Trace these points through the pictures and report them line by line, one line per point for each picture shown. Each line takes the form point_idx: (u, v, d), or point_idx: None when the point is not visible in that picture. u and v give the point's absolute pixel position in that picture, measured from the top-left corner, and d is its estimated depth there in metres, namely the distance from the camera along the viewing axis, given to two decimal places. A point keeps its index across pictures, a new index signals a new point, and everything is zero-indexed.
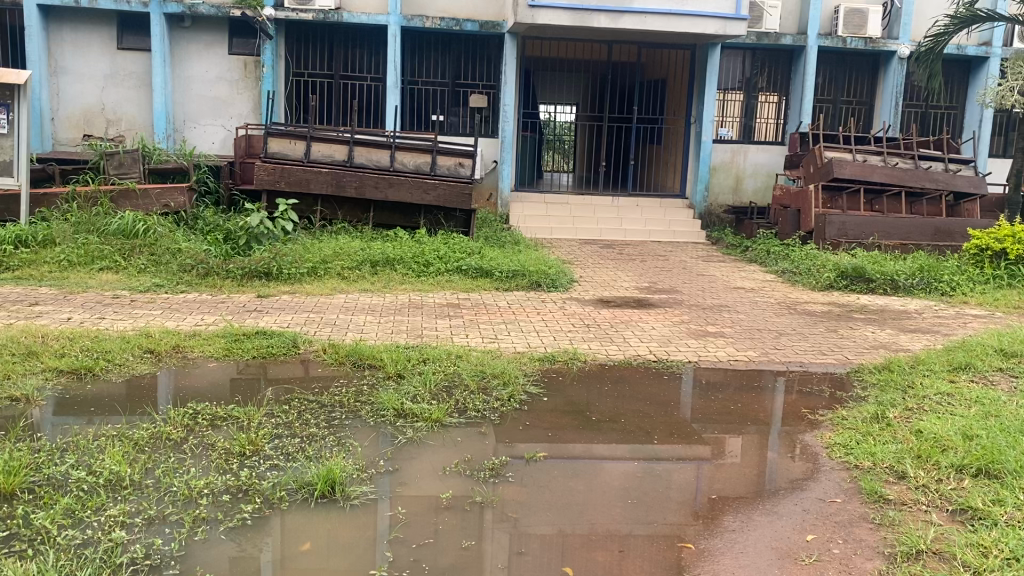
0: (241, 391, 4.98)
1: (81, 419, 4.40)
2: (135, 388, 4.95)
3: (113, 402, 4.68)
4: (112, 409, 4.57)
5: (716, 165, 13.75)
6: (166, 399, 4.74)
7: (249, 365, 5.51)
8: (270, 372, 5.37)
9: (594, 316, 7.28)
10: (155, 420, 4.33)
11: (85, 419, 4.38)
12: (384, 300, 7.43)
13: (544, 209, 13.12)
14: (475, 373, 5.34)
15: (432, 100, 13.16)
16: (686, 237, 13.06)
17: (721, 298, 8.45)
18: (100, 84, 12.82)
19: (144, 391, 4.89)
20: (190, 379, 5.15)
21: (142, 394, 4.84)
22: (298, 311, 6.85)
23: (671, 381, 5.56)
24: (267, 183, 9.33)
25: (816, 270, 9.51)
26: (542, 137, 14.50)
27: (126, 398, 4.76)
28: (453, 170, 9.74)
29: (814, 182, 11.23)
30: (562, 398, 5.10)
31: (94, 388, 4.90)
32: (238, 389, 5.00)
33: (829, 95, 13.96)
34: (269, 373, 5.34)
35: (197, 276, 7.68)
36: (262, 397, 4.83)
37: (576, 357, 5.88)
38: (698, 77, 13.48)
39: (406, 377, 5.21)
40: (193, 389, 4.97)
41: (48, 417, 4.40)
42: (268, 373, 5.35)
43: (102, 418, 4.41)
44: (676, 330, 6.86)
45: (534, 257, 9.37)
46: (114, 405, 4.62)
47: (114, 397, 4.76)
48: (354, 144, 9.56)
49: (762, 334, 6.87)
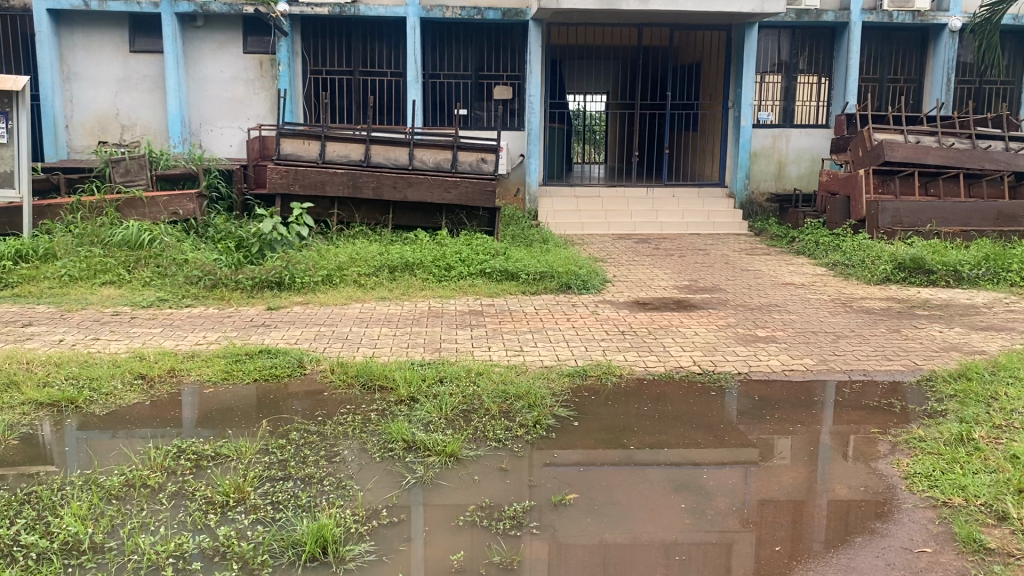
0: (237, 420, 4.47)
1: (60, 459, 3.96)
2: (123, 421, 4.47)
3: (97, 438, 4.22)
4: (90, 448, 4.08)
5: (757, 151, 13.02)
6: (188, 419, 4.50)
7: (250, 390, 4.98)
8: (271, 396, 4.86)
9: (630, 321, 6.66)
10: (136, 461, 3.83)
11: (108, 434, 4.28)
12: (402, 309, 6.89)
13: (575, 204, 12.50)
14: (497, 394, 4.78)
15: (455, 94, 12.61)
16: (726, 229, 12.35)
17: (768, 296, 7.78)
18: (114, 89, 12.46)
19: (131, 424, 4.41)
20: (182, 409, 4.65)
21: (126, 429, 4.36)
22: (308, 324, 6.33)
23: (717, 398, 4.94)
24: (281, 186, 8.85)
25: (869, 262, 8.81)
26: (572, 128, 13.87)
27: (111, 434, 4.29)
28: (476, 166, 9.16)
29: (864, 166, 10.48)
30: (596, 422, 4.50)
31: (77, 423, 4.42)
32: (232, 419, 4.49)
33: (874, 74, 13.14)
34: (270, 398, 4.83)
35: (204, 289, 7.21)
36: (257, 430, 4.29)
37: (611, 372, 5.28)
38: (734, 59, 12.77)
39: (419, 401, 4.66)
40: (190, 417, 4.52)
41: (72, 433, 4.31)
42: (268, 397, 4.84)
43: (77, 460, 3.93)
44: (721, 335, 6.23)
45: (564, 256, 8.78)
46: (94, 444, 4.14)
47: (139, 414, 4.58)
48: (370, 142, 9.03)
49: (817, 338, 6.21)
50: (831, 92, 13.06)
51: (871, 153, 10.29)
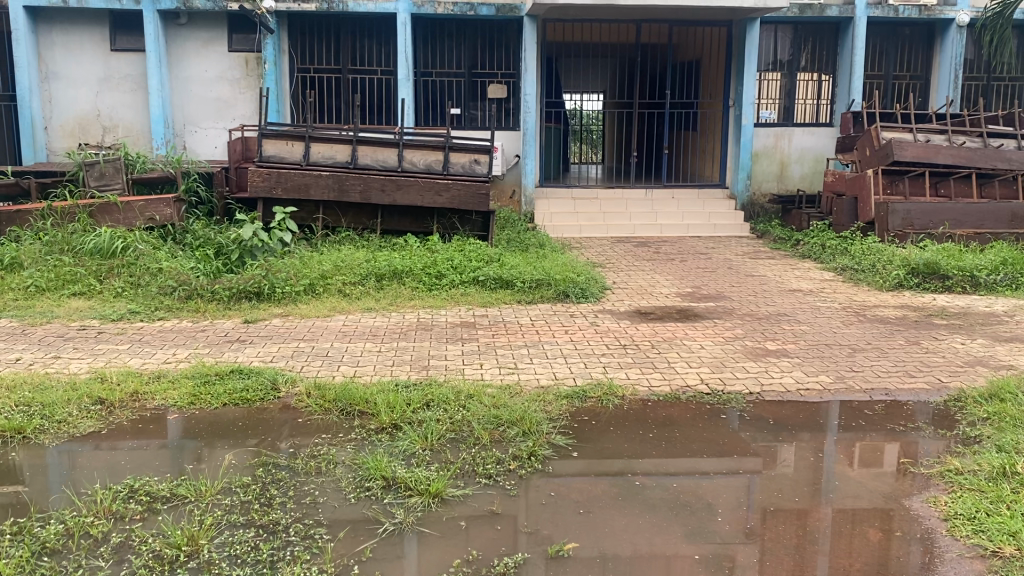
0: (199, 453, 4.04)
1: (42, 472, 3.83)
2: (74, 454, 4.04)
3: (66, 463, 3.94)
4: (52, 477, 3.77)
5: (759, 151, 12.61)
6: (174, 431, 4.34)
7: (217, 416, 4.55)
8: (239, 423, 4.43)
9: (632, 333, 6.25)
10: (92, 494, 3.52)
11: (92, 445, 4.15)
12: (389, 321, 6.48)
13: (572, 206, 12.07)
14: (488, 421, 4.35)
15: (448, 92, 12.19)
16: (727, 231, 11.94)
17: (776, 304, 7.37)
18: (94, 89, 12.02)
19: (84, 458, 3.98)
20: (140, 440, 4.22)
21: (78, 463, 3.93)
22: (286, 339, 5.90)
23: (729, 423, 4.52)
24: (262, 189, 8.43)
25: (881, 267, 8.40)
26: (568, 128, 13.45)
27: (77, 460, 3.98)
28: (469, 168, 8.72)
29: (872, 166, 10.07)
30: (597, 453, 4.06)
31: (36, 449, 4.09)
32: (192, 452, 4.06)
33: (879, 71, 12.74)
34: (238, 426, 4.39)
35: (178, 300, 6.79)
36: (221, 463, 3.89)
37: (612, 393, 4.86)
38: (735, 56, 12.36)
39: (402, 429, 4.24)
40: (177, 428, 4.38)
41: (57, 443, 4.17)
42: (245, 420, 4.48)
43: (35, 491, 3.62)
44: (730, 349, 5.81)
45: (561, 261, 8.36)
46: (57, 472, 3.83)
47: (118, 429, 4.37)
48: (357, 143, 8.61)
49: (832, 351, 5.80)
50: (834, 90, 12.66)
51: (879, 152, 9.89)
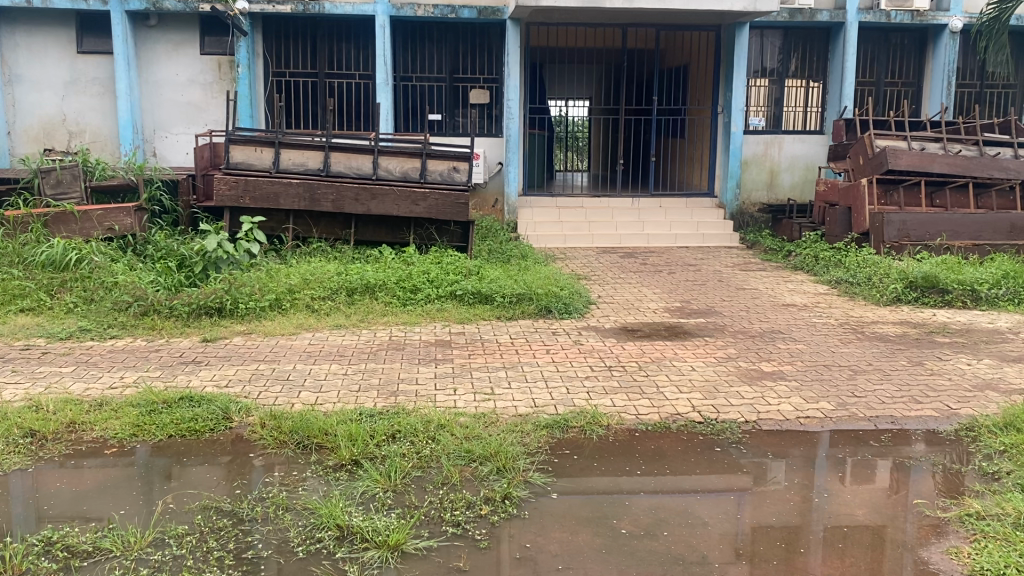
0: (146, 486, 3.71)
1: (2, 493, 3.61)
2: (25, 483, 3.73)
3: (31, 484, 3.72)
4: (15, 496, 3.57)
5: (748, 159, 12.26)
6: (141, 452, 4.10)
7: (159, 451, 4.10)
8: (182, 459, 3.98)
9: (617, 352, 5.85)
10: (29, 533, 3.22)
11: (59, 464, 3.93)
12: (358, 340, 6.06)
13: (557, 215, 11.70)
14: (459, 458, 3.94)
15: (428, 98, 11.80)
16: (716, 241, 11.59)
17: (770, 321, 6.98)
18: (60, 92, 11.55)
19: (36, 487, 3.68)
20: (70, 479, 3.76)
21: (21, 494, 3.59)
22: (245, 361, 5.48)
23: (723, 456, 4.13)
24: (229, 198, 8.00)
25: (877, 280, 8.06)
26: (553, 135, 13.07)
27: (42, 479, 3.77)
28: (447, 176, 8.31)
29: (865, 175, 9.75)
30: (578, 495, 3.64)
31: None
32: (152, 478, 3.80)
33: (870, 77, 12.43)
34: (181, 463, 3.95)
35: (134, 316, 6.36)
36: (169, 498, 3.56)
37: (596, 422, 4.46)
38: (724, 61, 12.04)
39: (362, 467, 3.82)
40: (144, 448, 4.14)
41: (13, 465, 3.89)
42: (198, 449, 4.11)
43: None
44: (722, 372, 5.42)
45: (543, 274, 7.95)
46: (21, 491, 3.63)
47: (60, 458, 4.01)
48: (329, 150, 8.19)
49: (832, 373, 5.42)
50: (825, 96, 12.36)
51: (873, 160, 9.55)
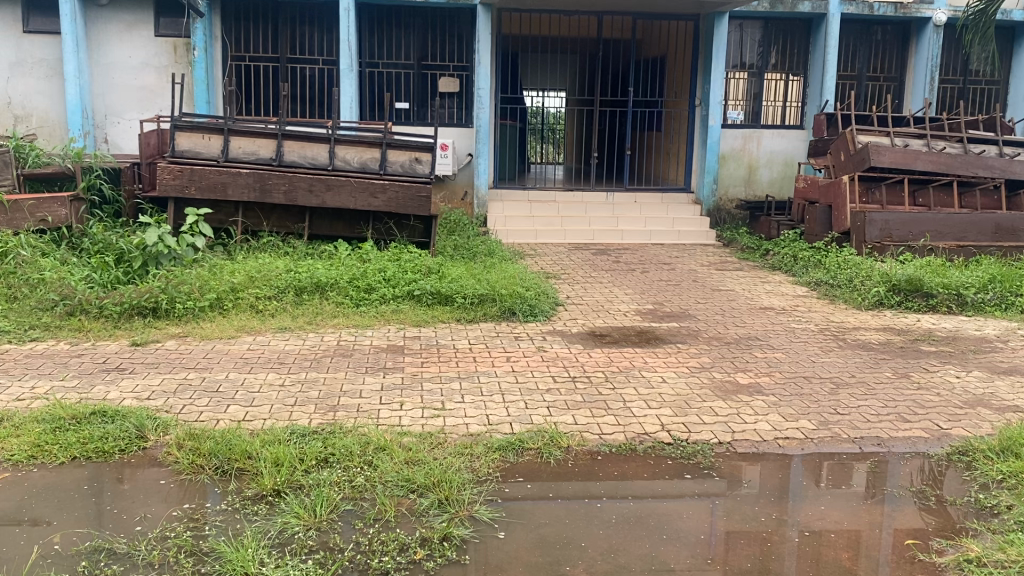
0: (97, 487, 3.51)
1: None
2: None
3: None
4: None
5: (726, 154, 11.87)
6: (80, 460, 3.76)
7: (92, 462, 3.74)
8: (117, 471, 3.66)
9: (583, 361, 5.41)
10: None
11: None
12: (303, 345, 5.61)
13: (528, 209, 11.26)
14: (396, 488, 3.50)
15: (395, 85, 11.29)
16: (692, 238, 11.20)
17: (747, 326, 6.58)
18: (4, 74, 10.89)
19: None
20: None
21: None
22: (175, 369, 5.00)
23: (695, 486, 3.70)
24: (173, 188, 7.46)
25: (858, 282, 7.69)
26: (527, 126, 12.62)
27: None
28: (409, 167, 7.83)
29: (846, 172, 9.38)
30: (528, 533, 3.20)
31: None
32: (102, 481, 3.57)
33: (852, 70, 12.08)
34: (121, 471, 3.65)
35: (60, 317, 5.86)
36: (103, 511, 3.28)
37: (554, 443, 4.01)
38: (702, 53, 11.64)
39: (284, 500, 3.37)
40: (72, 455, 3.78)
41: None
42: (122, 465, 3.72)
43: None
44: (694, 384, 5.01)
45: (509, 273, 7.49)
46: None
47: None
48: (282, 138, 7.67)
49: (813, 387, 5.02)
50: (805, 91, 11.97)
51: (856, 157, 9.18)
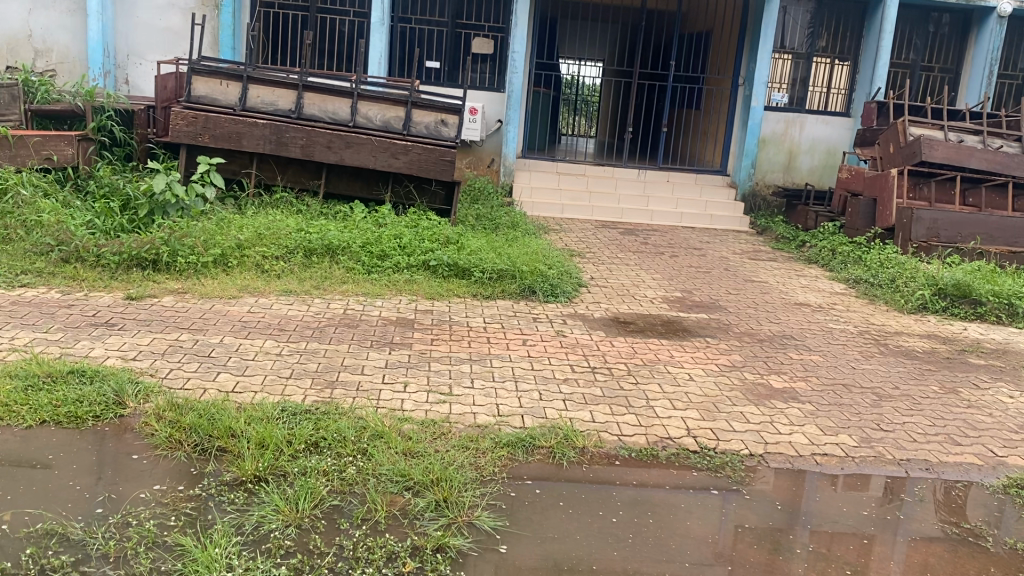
0: (75, 449, 3.26)
1: None
2: None
3: None
4: None
5: (767, 137, 11.34)
6: (50, 424, 3.44)
7: (64, 425, 3.44)
8: (97, 434, 3.39)
9: (604, 350, 5.03)
10: None
11: None
12: (307, 311, 5.27)
13: (556, 182, 10.83)
14: (389, 483, 3.15)
15: (428, 44, 10.83)
16: (724, 223, 10.73)
17: (781, 323, 6.16)
18: (25, 5, 10.23)
19: None
20: None
21: None
22: (167, 327, 4.67)
23: (723, 505, 3.32)
24: (186, 135, 7.11)
25: (902, 283, 7.24)
26: (560, 96, 12.14)
27: None
28: (434, 130, 7.42)
29: (895, 165, 8.87)
30: (534, 550, 2.83)
31: None
32: (79, 445, 3.30)
33: (906, 59, 11.46)
34: (103, 435, 3.39)
35: (55, 263, 5.56)
36: (68, 484, 2.99)
37: (568, 443, 3.64)
38: (750, 30, 11.09)
39: (264, 488, 3.03)
40: (42, 417, 3.46)
41: None
42: (95, 432, 3.41)
43: None
44: (724, 384, 4.61)
45: (532, 248, 7.10)
46: None
47: None
48: (303, 89, 7.27)
49: (854, 397, 4.61)
50: (854, 77, 11.40)
51: (906, 149, 8.65)
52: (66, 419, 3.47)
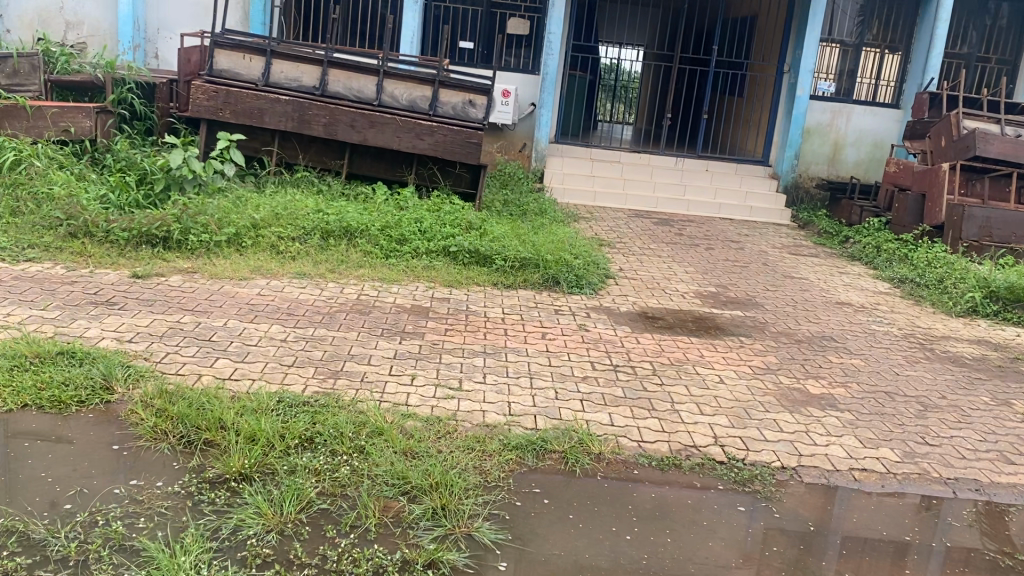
0: (53, 437, 3.05)
1: None
2: None
3: None
4: None
5: (811, 128, 10.90)
6: (32, 408, 3.24)
7: (45, 410, 3.23)
8: (80, 422, 3.18)
9: (628, 347, 4.73)
10: None
11: None
12: (319, 295, 5.04)
13: (589, 169, 10.51)
14: (384, 487, 2.90)
15: (462, 24, 10.53)
16: (763, 216, 10.32)
17: (820, 323, 5.81)
18: None
19: None
20: None
21: None
22: (172, 308, 4.47)
23: (750, 524, 3.01)
24: (207, 109, 6.91)
25: (951, 283, 6.84)
26: (599, 81, 11.78)
27: None
28: (461, 110, 7.14)
29: (947, 159, 8.40)
30: (538, 569, 2.56)
31: None
32: (57, 433, 3.08)
33: (961, 50, 10.93)
34: (86, 423, 3.18)
35: (63, 237, 5.39)
36: (39, 476, 2.78)
37: (583, 448, 3.36)
38: (797, 16, 10.62)
39: (248, 488, 2.80)
40: (23, 400, 3.26)
41: None
42: (78, 419, 3.20)
43: None
44: (756, 389, 4.29)
45: (559, 235, 6.80)
46: None
47: None
48: (328, 66, 7.03)
49: (897, 407, 4.27)
50: (905, 69, 10.85)
51: (959, 143, 8.18)
52: (49, 402, 3.26)
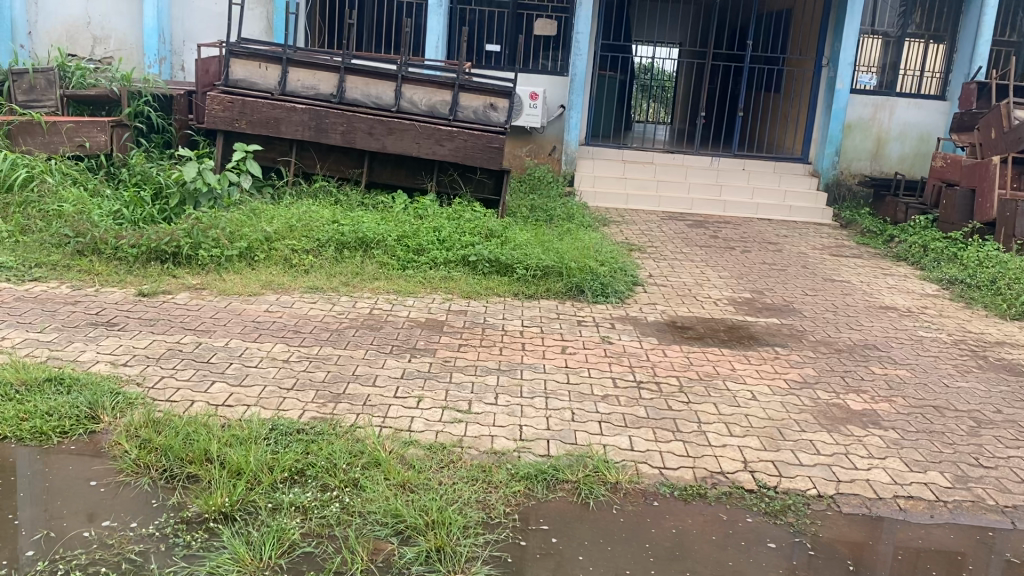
0: (29, 473, 2.86)
1: None
2: None
3: None
4: None
5: (852, 123, 10.45)
6: (13, 440, 3.07)
7: (25, 443, 3.06)
8: (61, 455, 3.00)
9: (654, 361, 4.44)
10: None
11: None
12: (331, 310, 4.83)
13: (621, 171, 10.21)
14: (376, 526, 2.66)
15: (487, 26, 10.30)
16: (803, 215, 9.92)
17: (862, 330, 5.45)
18: None
19: None
20: None
21: None
22: (175, 328, 4.30)
23: (781, 564, 2.71)
24: (223, 120, 6.77)
25: (1004, 284, 6.42)
26: (632, 81, 11.47)
27: None
28: (482, 115, 6.90)
29: (997, 152, 7.93)
30: None
31: None
32: (36, 467, 2.90)
33: (1010, 38, 10.41)
34: (67, 457, 3.00)
35: (72, 255, 5.27)
36: (7, 517, 2.60)
37: (598, 478, 3.09)
38: (836, 6, 10.19)
39: (228, 530, 2.58)
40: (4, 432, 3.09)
41: None
42: (58, 453, 3.01)
43: None
44: (792, 405, 3.97)
45: (585, 241, 6.53)
46: None
47: None
48: (344, 72, 6.84)
49: (948, 423, 3.92)
50: (951, 58, 10.38)
51: (1010, 134, 7.71)
52: (31, 434, 3.09)
